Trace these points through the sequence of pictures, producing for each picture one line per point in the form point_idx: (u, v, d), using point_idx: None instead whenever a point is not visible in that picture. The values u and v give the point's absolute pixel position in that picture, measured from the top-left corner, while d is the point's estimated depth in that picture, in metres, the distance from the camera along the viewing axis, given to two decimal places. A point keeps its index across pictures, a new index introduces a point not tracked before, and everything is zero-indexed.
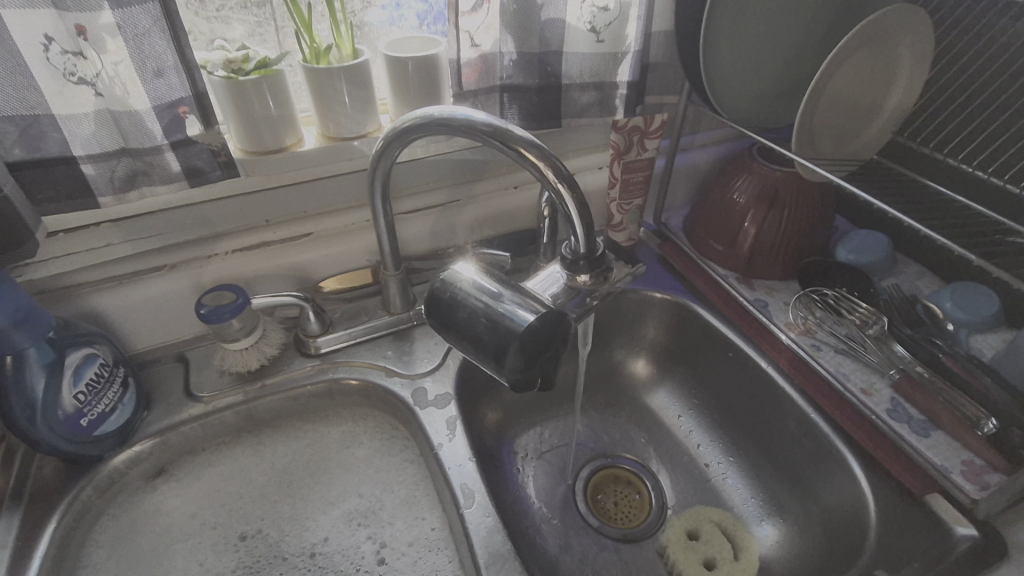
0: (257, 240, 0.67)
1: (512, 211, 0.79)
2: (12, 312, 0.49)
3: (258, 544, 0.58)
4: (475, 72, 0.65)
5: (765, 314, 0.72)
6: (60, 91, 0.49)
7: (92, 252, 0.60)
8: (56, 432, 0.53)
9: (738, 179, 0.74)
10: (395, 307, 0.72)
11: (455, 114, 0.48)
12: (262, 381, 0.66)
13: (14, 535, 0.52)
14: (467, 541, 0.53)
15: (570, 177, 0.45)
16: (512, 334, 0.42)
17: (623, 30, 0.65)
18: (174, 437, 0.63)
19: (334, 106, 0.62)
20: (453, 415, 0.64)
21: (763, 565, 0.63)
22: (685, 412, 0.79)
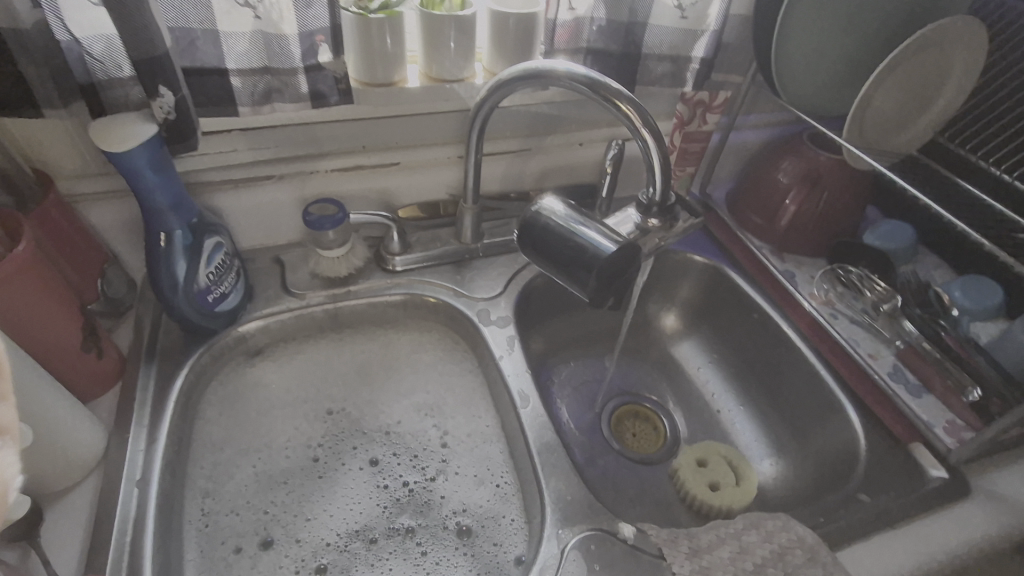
0: (354, 163, 0.76)
1: (574, 166, 0.87)
2: (171, 197, 0.58)
3: (342, 419, 0.69)
4: (567, 34, 0.72)
5: (791, 282, 0.81)
6: (228, 11, 0.58)
7: (219, 155, 0.69)
8: (190, 303, 0.64)
9: (785, 160, 0.82)
10: (466, 236, 0.81)
11: (559, 66, 0.57)
12: (349, 287, 0.76)
13: (152, 383, 0.63)
14: (523, 432, 0.64)
15: (655, 128, 0.54)
16: (597, 259, 0.51)
17: (705, 10, 0.72)
18: (273, 324, 0.73)
19: (441, 50, 0.69)
20: (512, 334, 0.74)
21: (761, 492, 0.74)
22: (705, 364, 0.89)
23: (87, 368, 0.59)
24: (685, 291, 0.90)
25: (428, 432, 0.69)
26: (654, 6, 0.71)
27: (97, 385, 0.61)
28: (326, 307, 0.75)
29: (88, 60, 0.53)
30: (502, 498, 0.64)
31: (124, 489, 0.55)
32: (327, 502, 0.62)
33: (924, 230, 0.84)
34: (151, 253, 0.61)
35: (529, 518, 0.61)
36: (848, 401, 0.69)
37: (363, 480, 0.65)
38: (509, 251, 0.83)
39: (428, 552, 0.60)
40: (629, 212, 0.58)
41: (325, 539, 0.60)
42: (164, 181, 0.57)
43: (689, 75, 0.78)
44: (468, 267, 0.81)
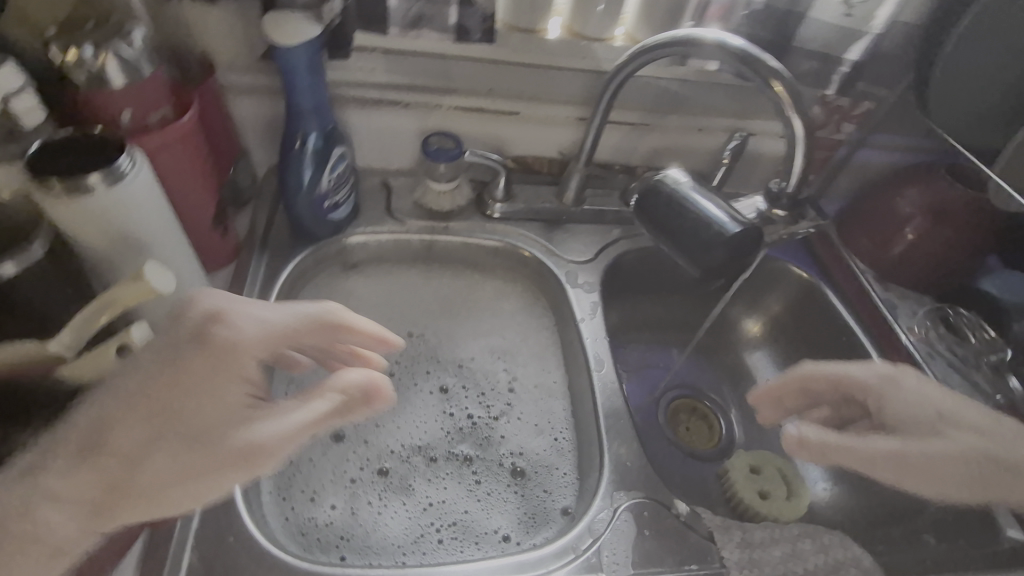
0: (476, 105, 0.76)
1: (691, 151, 0.85)
2: (317, 100, 0.61)
3: (420, 344, 0.72)
4: (721, 11, 0.70)
5: (890, 313, 0.78)
6: None
7: (359, 71, 0.72)
8: (308, 206, 0.68)
9: (909, 188, 0.77)
10: (567, 198, 0.81)
11: (708, 35, 0.57)
12: (447, 223, 0.78)
13: (262, 271, 0.68)
14: (593, 394, 0.66)
15: (800, 110, 0.56)
16: (720, 237, 0.51)
17: (874, 10, 0.68)
18: (374, 244, 0.76)
19: (590, 6, 0.69)
20: (597, 301, 0.74)
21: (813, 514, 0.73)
22: (776, 376, 0.87)
23: (211, 244, 0.63)
24: (771, 300, 0.87)
25: (497, 376, 0.71)
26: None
27: (214, 261, 0.65)
28: (423, 238, 0.78)
29: None
30: (557, 452, 0.66)
31: None
32: (397, 416, 0.66)
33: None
34: (284, 152, 0.64)
35: (583, 475, 0.63)
36: None
37: (431, 403, 0.68)
38: (605, 222, 0.83)
39: (480, 484, 0.62)
40: (756, 200, 0.61)
41: (389, 448, 0.63)
42: (316, 83, 0.60)
43: (833, 78, 0.75)
44: (562, 228, 0.81)
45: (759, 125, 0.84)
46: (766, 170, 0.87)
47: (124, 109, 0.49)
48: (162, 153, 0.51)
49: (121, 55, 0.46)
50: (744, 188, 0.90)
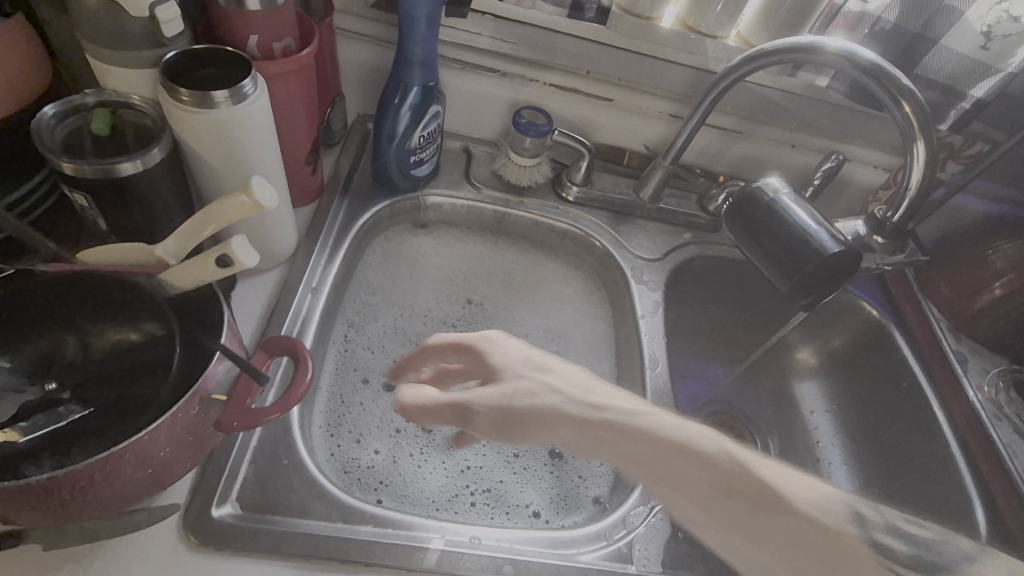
0: (572, 85, 0.76)
1: (780, 166, 0.83)
2: (426, 55, 0.62)
3: (478, 312, 0.74)
4: (844, 26, 0.68)
5: (960, 366, 0.74)
6: None
7: (465, 33, 0.72)
8: (397, 158, 0.69)
9: (1006, 241, 0.73)
10: (645, 193, 0.79)
11: (832, 43, 0.55)
12: (521, 198, 0.78)
13: (342, 214, 0.70)
14: (642, 391, 0.65)
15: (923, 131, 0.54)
16: (818, 252, 0.50)
17: (1013, 48, 0.64)
18: (448, 206, 0.77)
19: (709, 2, 0.67)
20: (659, 300, 0.73)
21: None
22: (822, 410, 0.85)
23: (300, 179, 0.64)
24: (831, 332, 0.85)
25: (548, 356, 0.72)
26: (956, 24, 0.64)
27: (301, 197, 0.67)
28: (496, 209, 0.78)
29: None
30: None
31: (301, 292, 0.62)
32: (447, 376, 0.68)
33: None
34: (385, 102, 0.65)
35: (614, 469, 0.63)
36: (977, 497, 0.65)
37: (481, 371, 0.69)
38: (678, 223, 0.81)
39: (518, 457, 0.63)
40: (857, 222, 0.60)
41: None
42: (430, 37, 0.60)
43: (951, 113, 0.71)
44: (634, 223, 0.80)
45: (856, 151, 0.81)
46: (851, 199, 0.85)
47: (252, 34, 0.50)
48: (279, 82, 0.53)
49: None
50: (826, 214, 0.88)
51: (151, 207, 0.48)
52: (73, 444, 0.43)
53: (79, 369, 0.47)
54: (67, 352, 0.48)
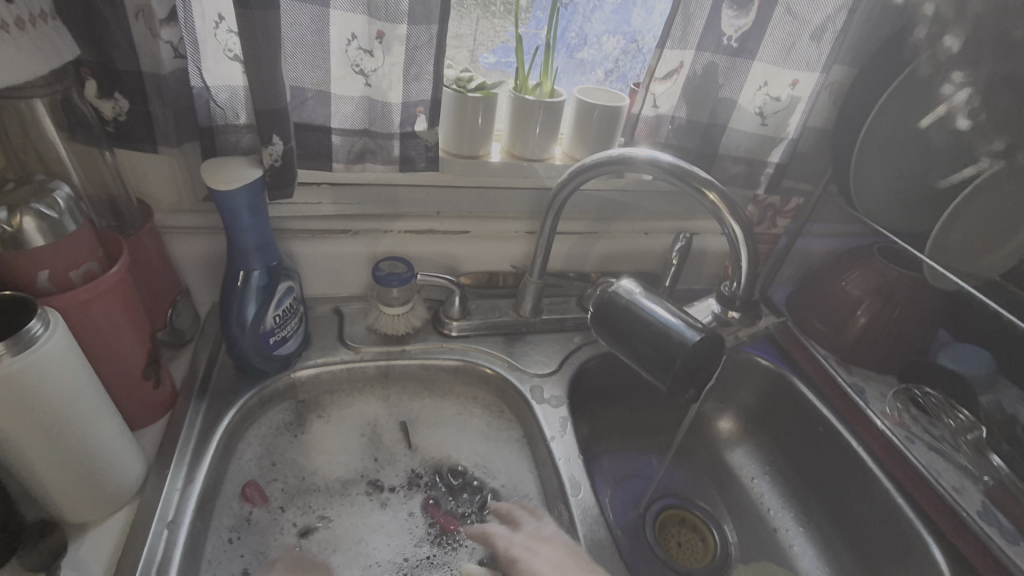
0: (426, 227, 0.78)
1: (640, 253, 0.87)
2: (260, 239, 0.60)
3: (387, 460, 0.69)
4: (647, 129, 0.75)
5: (861, 398, 0.77)
6: (343, 76, 0.61)
7: (306, 205, 0.71)
8: (253, 342, 0.64)
9: (853, 271, 0.80)
10: (524, 309, 0.79)
11: (640, 153, 0.59)
12: (403, 346, 0.75)
13: (200, 420, 0.62)
14: (572, 524, 0.59)
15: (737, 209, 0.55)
16: (683, 346, 0.50)
17: (786, 120, 0.73)
18: (325, 375, 0.72)
19: (527, 132, 0.73)
20: (565, 415, 0.70)
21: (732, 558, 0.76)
22: (761, 475, 0.83)
23: (141, 396, 0.57)
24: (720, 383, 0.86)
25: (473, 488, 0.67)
26: (734, 110, 0.73)
27: (145, 416, 0.59)
28: (378, 363, 0.73)
29: (212, 106, 0.57)
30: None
31: (153, 531, 0.51)
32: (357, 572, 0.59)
33: (805, 414, 0.79)
34: (228, 290, 0.62)
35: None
36: (921, 523, 0.65)
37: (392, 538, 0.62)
38: (565, 330, 0.82)
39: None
40: (711, 302, 0.59)
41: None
42: (257, 224, 0.59)
43: (762, 178, 0.79)
44: (522, 340, 0.79)
45: (700, 224, 0.88)
46: (712, 265, 0.91)
47: (42, 269, 0.46)
48: (82, 310, 0.48)
49: (40, 216, 0.44)
50: (696, 284, 0.93)
51: None
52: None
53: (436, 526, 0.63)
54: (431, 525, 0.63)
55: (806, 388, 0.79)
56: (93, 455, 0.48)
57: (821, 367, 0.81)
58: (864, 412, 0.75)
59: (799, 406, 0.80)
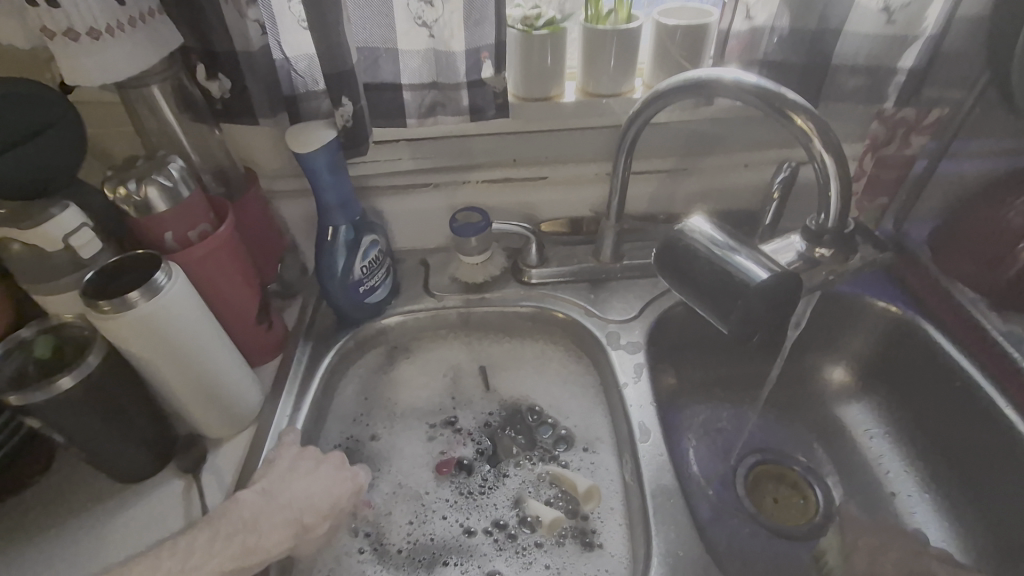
0: (503, 175, 0.78)
1: (736, 191, 0.79)
2: (342, 197, 0.65)
3: (467, 400, 0.73)
4: (741, 46, 0.66)
5: (1017, 350, 0.64)
6: (408, 31, 0.62)
7: (388, 162, 0.76)
8: (344, 293, 0.70)
9: (1020, 196, 0.65)
10: (604, 255, 0.77)
11: (726, 76, 0.52)
12: (483, 294, 0.77)
13: (305, 359, 0.70)
14: (639, 468, 0.59)
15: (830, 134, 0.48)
16: (745, 287, 0.47)
17: (921, 12, 0.61)
18: (412, 321, 0.77)
19: (600, 66, 0.69)
20: (641, 362, 0.69)
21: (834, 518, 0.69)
22: (878, 432, 0.74)
23: (257, 338, 0.67)
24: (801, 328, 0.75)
25: (543, 431, 0.69)
26: (852, 11, 0.62)
27: (262, 355, 0.69)
28: (459, 310, 0.77)
29: (293, 75, 0.62)
30: (607, 509, 0.61)
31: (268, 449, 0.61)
32: (433, 496, 0.64)
33: (930, 366, 0.69)
34: (319, 245, 0.68)
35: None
36: None
37: (462, 471, 0.66)
38: (649, 276, 0.78)
39: (535, 551, 0.59)
40: (794, 239, 0.52)
41: (406, 519, 0.62)
42: (337, 181, 0.64)
43: (890, 89, 0.67)
44: (603, 287, 0.78)
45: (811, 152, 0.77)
46: None
47: (167, 230, 0.55)
48: (201, 264, 0.56)
49: (161, 186, 0.53)
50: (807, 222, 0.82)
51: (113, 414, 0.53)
52: (521, 534, 0.60)
53: (504, 464, 0.66)
54: (501, 461, 0.66)
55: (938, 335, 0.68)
56: (219, 385, 0.58)
57: (962, 315, 0.68)
58: (1020, 366, 0.63)
59: (927, 357, 0.69)
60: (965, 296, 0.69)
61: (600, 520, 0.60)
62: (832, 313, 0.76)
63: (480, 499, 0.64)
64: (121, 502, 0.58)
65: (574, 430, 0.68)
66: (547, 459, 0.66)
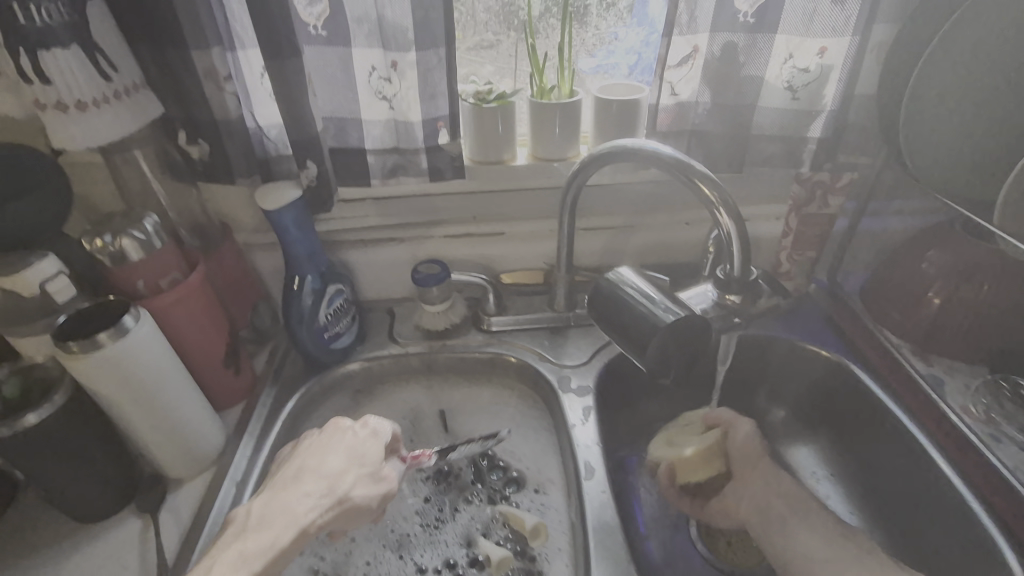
0: (463, 230, 0.84)
1: (680, 244, 0.85)
2: (309, 248, 0.71)
3: (422, 443, 0.76)
4: (669, 116, 0.73)
5: (937, 391, 0.68)
6: (370, 103, 0.70)
7: (357, 218, 0.82)
8: (310, 338, 0.75)
9: (933, 250, 0.71)
10: (558, 304, 0.82)
11: (645, 146, 0.58)
12: (444, 341, 0.82)
13: (270, 402, 0.74)
14: (582, 505, 0.61)
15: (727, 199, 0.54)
16: (657, 325, 0.51)
17: (820, 91, 0.69)
18: (376, 367, 0.81)
19: (546, 134, 0.76)
20: (590, 404, 0.72)
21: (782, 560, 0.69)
22: (826, 477, 0.76)
23: (222, 382, 0.70)
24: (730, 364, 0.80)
25: (497, 473, 0.71)
26: (763, 88, 0.70)
27: (227, 398, 0.72)
28: (421, 356, 0.81)
29: (265, 141, 0.69)
30: (554, 549, 0.63)
31: (225, 489, 0.63)
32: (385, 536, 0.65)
33: (863, 407, 0.73)
34: (286, 294, 0.73)
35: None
36: (998, 532, 0.56)
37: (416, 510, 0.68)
38: None
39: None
40: (708, 287, 0.57)
41: (364, 559, 0.63)
42: (304, 235, 0.69)
43: (804, 155, 0.75)
44: (557, 334, 0.82)
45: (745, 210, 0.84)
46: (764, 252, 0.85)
47: (138, 279, 0.60)
48: (171, 309, 0.61)
49: (134, 238, 0.58)
50: None
51: (75, 452, 0.56)
52: (469, 574, 0.62)
53: (457, 504, 0.68)
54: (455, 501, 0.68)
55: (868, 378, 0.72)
56: (179, 424, 0.61)
57: (889, 358, 0.73)
58: (939, 405, 0.67)
59: (863, 397, 0.73)
60: (892, 341, 0.75)
61: (546, 558, 0.62)
62: (775, 361, 0.81)
63: (432, 538, 0.65)
64: (79, 542, 0.60)
65: (523, 470, 0.71)
66: (498, 500, 0.68)
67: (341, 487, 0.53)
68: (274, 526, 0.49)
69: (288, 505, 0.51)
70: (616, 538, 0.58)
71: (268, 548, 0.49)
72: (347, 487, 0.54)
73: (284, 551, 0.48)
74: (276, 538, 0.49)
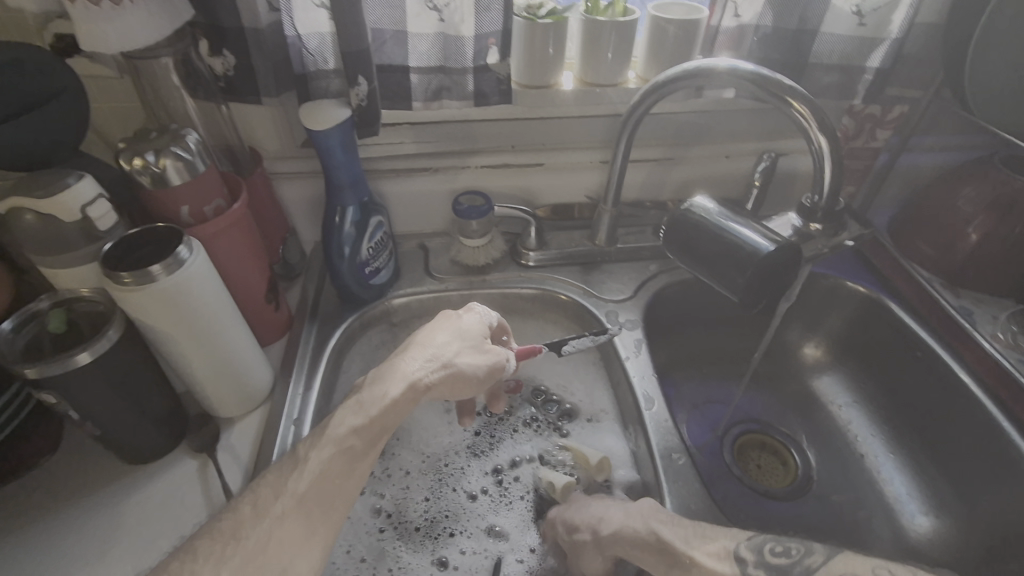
0: (502, 161, 0.80)
1: (720, 178, 0.84)
2: (352, 175, 0.66)
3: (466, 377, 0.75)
4: (728, 42, 0.71)
5: (969, 320, 0.71)
6: (417, 14, 0.64)
7: (391, 146, 0.77)
8: (351, 273, 0.71)
9: (968, 185, 0.72)
10: (600, 239, 0.81)
11: (720, 64, 0.56)
12: (484, 276, 0.79)
13: (313, 339, 0.71)
14: (646, 433, 0.63)
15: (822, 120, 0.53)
16: (754, 257, 0.52)
17: (888, 17, 0.67)
18: (415, 303, 0.78)
19: (597, 57, 0.72)
20: (641, 338, 0.73)
21: (812, 481, 0.75)
22: (850, 404, 0.81)
23: (265, 318, 0.66)
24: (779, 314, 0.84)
25: (550, 406, 0.71)
26: (827, 12, 0.68)
27: (269, 335, 0.68)
28: (461, 292, 0.79)
29: (304, 53, 0.62)
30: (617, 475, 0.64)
31: (284, 426, 0.61)
32: (446, 471, 0.65)
33: (893, 339, 0.76)
34: (327, 225, 0.68)
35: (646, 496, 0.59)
36: None
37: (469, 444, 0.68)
38: (642, 258, 0.82)
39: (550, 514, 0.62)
40: (791, 215, 0.59)
41: (423, 496, 0.63)
42: (349, 160, 0.64)
43: (860, 86, 0.73)
44: (599, 269, 0.81)
45: (787, 144, 0.84)
46: (802, 187, 0.86)
47: (182, 205, 0.54)
48: (218, 237, 0.56)
49: (177, 158, 0.52)
50: (784, 208, 0.88)
51: (131, 392, 0.52)
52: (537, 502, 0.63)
53: (514, 436, 0.69)
54: (510, 434, 0.69)
55: (899, 309, 0.75)
56: (234, 361, 0.58)
57: (922, 290, 0.75)
58: (973, 330, 0.70)
59: (892, 327, 0.76)
60: (925, 275, 0.77)
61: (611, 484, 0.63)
62: (804, 296, 0.84)
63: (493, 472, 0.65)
64: (133, 481, 0.57)
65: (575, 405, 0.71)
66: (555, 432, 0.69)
67: (445, 354, 0.54)
68: (388, 381, 0.52)
69: (400, 368, 0.53)
70: (684, 468, 0.60)
71: (386, 397, 0.50)
72: (451, 353, 0.55)
73: (395, 402, 0.50)
74: (390, 389, 0.51)
